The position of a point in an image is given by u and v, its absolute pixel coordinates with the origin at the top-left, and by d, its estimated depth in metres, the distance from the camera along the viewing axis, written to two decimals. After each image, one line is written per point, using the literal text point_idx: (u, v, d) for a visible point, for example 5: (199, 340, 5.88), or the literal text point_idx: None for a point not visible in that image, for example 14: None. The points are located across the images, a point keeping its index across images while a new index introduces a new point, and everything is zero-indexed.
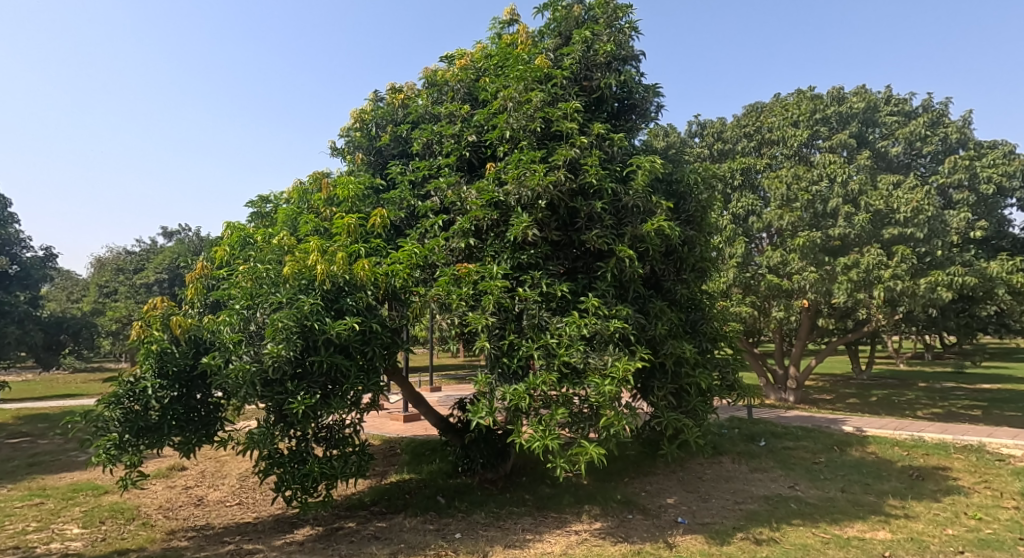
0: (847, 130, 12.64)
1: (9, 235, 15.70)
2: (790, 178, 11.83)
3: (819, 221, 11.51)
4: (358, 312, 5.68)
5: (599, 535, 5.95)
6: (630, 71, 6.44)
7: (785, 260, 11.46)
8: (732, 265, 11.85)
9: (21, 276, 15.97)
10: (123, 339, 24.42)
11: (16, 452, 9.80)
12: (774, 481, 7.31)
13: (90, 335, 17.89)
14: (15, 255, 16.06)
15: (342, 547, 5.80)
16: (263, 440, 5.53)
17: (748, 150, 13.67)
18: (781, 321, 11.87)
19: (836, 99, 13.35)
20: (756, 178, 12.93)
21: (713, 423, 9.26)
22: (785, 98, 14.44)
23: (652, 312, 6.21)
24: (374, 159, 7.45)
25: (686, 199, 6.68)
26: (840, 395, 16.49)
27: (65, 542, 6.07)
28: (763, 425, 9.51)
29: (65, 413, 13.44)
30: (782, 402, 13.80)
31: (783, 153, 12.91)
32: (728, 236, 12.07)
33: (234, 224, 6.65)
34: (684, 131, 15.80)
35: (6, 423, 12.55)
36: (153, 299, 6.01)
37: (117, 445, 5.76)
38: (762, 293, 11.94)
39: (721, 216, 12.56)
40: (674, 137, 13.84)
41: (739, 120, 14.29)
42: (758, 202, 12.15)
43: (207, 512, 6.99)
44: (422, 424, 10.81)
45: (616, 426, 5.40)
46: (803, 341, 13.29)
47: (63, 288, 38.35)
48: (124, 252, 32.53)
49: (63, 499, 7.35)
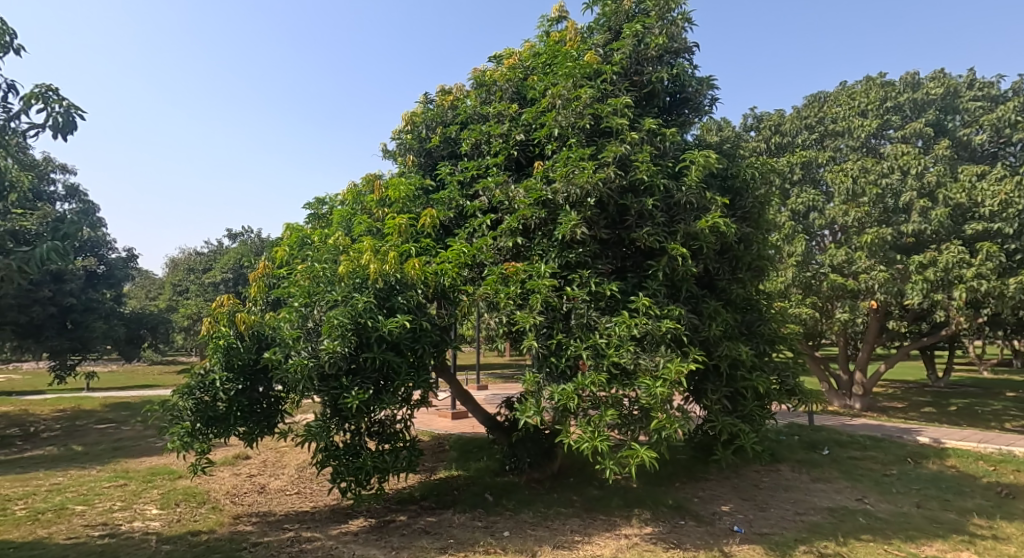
0: (922, 118, 11.84)
1: (98, 236, 14.35)
2: (856, 171, 11.20)
3: (889, 217, 10.92)
4: (408, 311, 5.90)
5: (650, 540, 5.82)
6: (682, 64, 6.33)
7: (849, 258, 10.84)
8: (791, 264, 11.21)
9: (105, 276, 14.52)
10: (194, 333, 26.05)
11: (103, 438, 10.61)
12: (838, 492, 6.91)
13: (166, 327, 16.21)
14: (102, 254, 14.70)
15: (393, 540, 5.98)
16: (320, 434, 5.77)
17: (808, 144, 12.97)
18: (846, 323, 11.10)
19: (910, 86, 12.46)
20: (817, 172, 12.34)
21: (771, 429, 8.83)
22: (851, 86, 13.58)
23: (706, 313, 6.08)
24: (424, 160, 7.41)
25: (742, 195, 6.40)
26: (915, 403, 15.50)
27: (145, 521, 6.60)
28: (825, 433, 8.99)
29: (145, 402, 14.33)
30: (848, 409, 12.90)
31: (848, 145, 12.24)
32: (787, 234, 11.51)
33: (293, 225, 6.91)
34: (739, 124, 15.14)
35: (94, 411, 13.56)
36: (221, 297, 6.45)
37: (189, 433, 6.21)
38: (824, 293, 11.19)
39: (780, 213, 12.01)
40: (730, 131, 13.28)
41: (799, 112, 13.63)
42: (820, 197, 11.54)
43: (270, 499, 7.35)
44: (469, 422, 10.92)
45: (668, 430, 5.33)
46: (871, 344, 12.46)
47: (139, 287, 41.23)
48: (195, 253, 34.62)
49: (144, 482, 7.94)
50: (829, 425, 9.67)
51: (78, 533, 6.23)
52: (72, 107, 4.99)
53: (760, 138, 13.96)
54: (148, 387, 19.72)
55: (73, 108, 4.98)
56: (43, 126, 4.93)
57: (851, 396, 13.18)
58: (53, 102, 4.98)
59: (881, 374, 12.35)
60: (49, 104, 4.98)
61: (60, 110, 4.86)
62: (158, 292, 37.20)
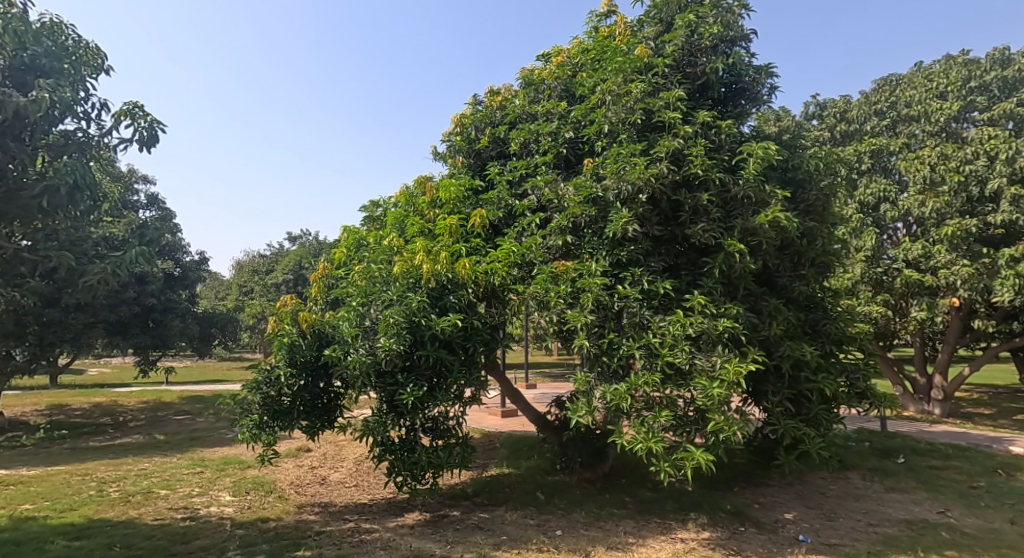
0: (1012, 98, 10.72)
1: (174, 240, 15.35)
2: (935, 158, 10.35)
3: (973, 206, 10.00)
4: (460, 310, 5.98)
5: (708, 546, 5.62)
6: (738, 53, 6.06)
7: (927, 252, 10.04)
8: (859, 260, 10.58)
9: (181, 278, 15.47)
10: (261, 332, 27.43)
11: (181, 428, 11.39)
12: (916, 504, 6.42)
13: (233, 326, 17.01)
14: (177, 258, 15.69)
15: (448, 534, 6.09)
16: (377, 428, 6.01)
17: (879, 130, 12.14)
18: (923, 322, 10.32)
19: (998, 62, 11.44)
20: (889, 161, 11.39)
21: (838, 435, 8.34)
22: (928, 66, 12.54)
23: (765, 311, 5.80)
24: (473, 161, 7.46)
25: (805, 187, 6.08)
26: (1005, 409, 14.20)
27: (220, 507, 7.05)
28: (900, 440, 8.39)
29: (217, 396, 15.26)
30: (926, 415, 11.95)
31: (924, 130, 11.24)
32: (855, 227, 10.84)
33: (350, 227, 7.13)
34: (800, 114, 14.26)
35: (173, 403, 14.56)
36: (284, 297, 6.79)
37: (257, 425, 6.55)
38: (897, 290, 10.54)
39: (846, 205, 11.33)
40: (790, 120, 12.61)
41: (867, 97, 12.83)
42: (892, 187, 10.77)
43: (330, 490, 7.67)
44: (519, 420, 10.97)
45: (726, 432, 5.11)
46: (952, 345, 11.48)
47: (211, 287, 43.84)
48: (261, 256, 36.52)
49: (217, 470, 8.47)
50: (905, 431, 9.01)
51: (164, 515, 6.73)
52: (156, 122, 5.31)
53: (824, 126, 13.15)
54: (219, 382, 20.96)
55: (157, 123, 5.28)
56: (134, 140, 5.17)
57: (930, 401, 12.18)
58: (139, 118, 5.30)
59: (963, 378, 11.35)
60: (135, 120, 5.30)
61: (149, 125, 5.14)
62: (226, 293, 39.39)
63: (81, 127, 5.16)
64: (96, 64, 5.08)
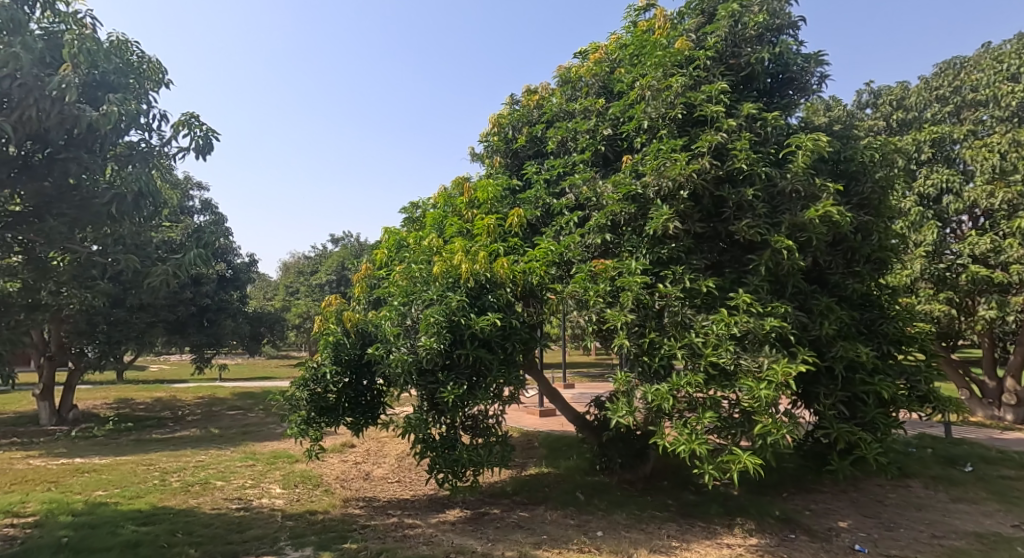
0: None
1: (226, 242, 15.86)
2: (1007, 146, 9.62)
3: None
4: (499, 309, 5.95)
5: (756, 552, 5.40)
6: (786, 42, 5.78)
7: (997, 247, 9.36)
8: (918, 255, 10.02)
9: (233, 279, 15.96)
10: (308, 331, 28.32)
11: (234, 423, 11.88)
12: (987, 515, 5.98)
13: (281, 325, 17.55)
14: (230, 259, 16.17)
15: (488, 531, 6.10)
16: (419, 426, 6.07)
17: (941, 118, 11.38)
18: (991, 322, 9.60)
19: None
20: (952, 149, 10.66)
21: (898, 440, 7.88)
22: (997, 47, 11.62)
23: (816, 310, 5.51)
24: (511, 161, 7.43)
25: (859, 179, 5.73)
26: None
27: (271, 498, 7.30)
28: (968, 447, 7.85)
29: (267, 393, 15.83)
30: (996, 421, 11.14)
31: (992, 115, 10.45)
32: (915, 220, 10.19)
33: (390, 228, 7.22)
34: (852, 102, 13.51)
35: (228, 399, 15.20)
36: (329, 297, 6.94)
37: (305, 421, 6.74)
38: (961, 288, 9.83)
39: (904, 197, 10.68)
40: (842, 109, 11.95)
41: (927, 82, 11.98)
42: (956, 177, 10.07)
43: (374, 485, 7.83)
44: (558, 420, 10.90)
45: (774, 435, 4.88)
46: None
47: (262, 287, 45.54)
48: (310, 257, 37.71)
49: (268, 463, 8.79)
50: (974, 438, 8.42)
51: (220, 505, 7.03)
52: (211, 131, 5.51)
53: (879, 115, 12.38)
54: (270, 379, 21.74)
55: (212, 132, 5.46)
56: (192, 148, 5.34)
57: (1001, 406, 11.35)
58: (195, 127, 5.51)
59: None
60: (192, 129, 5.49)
61: (207, 135, 5.35)
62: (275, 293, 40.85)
63: (145, 138, 5.32)
64: (158, 78, 5.32)
